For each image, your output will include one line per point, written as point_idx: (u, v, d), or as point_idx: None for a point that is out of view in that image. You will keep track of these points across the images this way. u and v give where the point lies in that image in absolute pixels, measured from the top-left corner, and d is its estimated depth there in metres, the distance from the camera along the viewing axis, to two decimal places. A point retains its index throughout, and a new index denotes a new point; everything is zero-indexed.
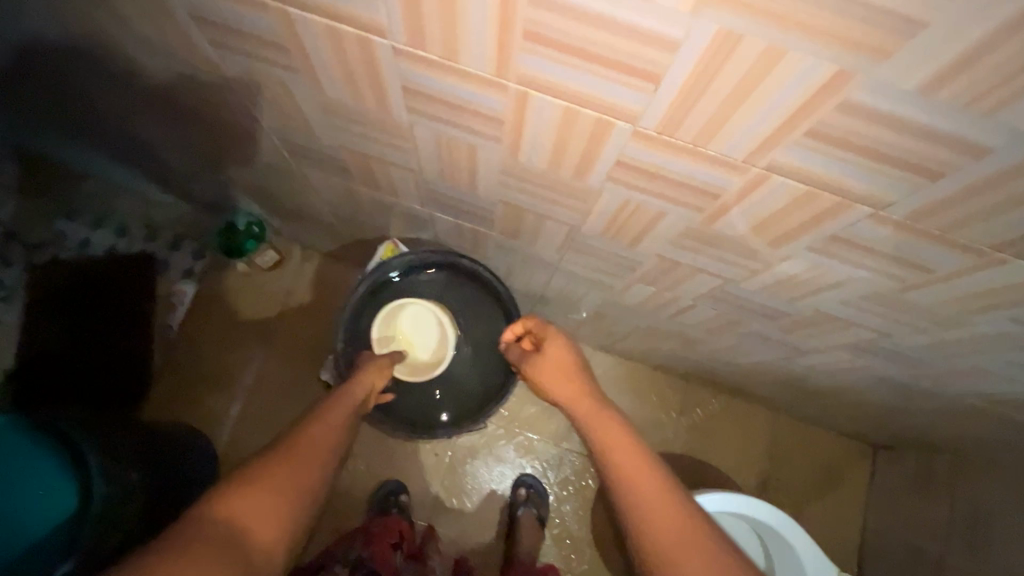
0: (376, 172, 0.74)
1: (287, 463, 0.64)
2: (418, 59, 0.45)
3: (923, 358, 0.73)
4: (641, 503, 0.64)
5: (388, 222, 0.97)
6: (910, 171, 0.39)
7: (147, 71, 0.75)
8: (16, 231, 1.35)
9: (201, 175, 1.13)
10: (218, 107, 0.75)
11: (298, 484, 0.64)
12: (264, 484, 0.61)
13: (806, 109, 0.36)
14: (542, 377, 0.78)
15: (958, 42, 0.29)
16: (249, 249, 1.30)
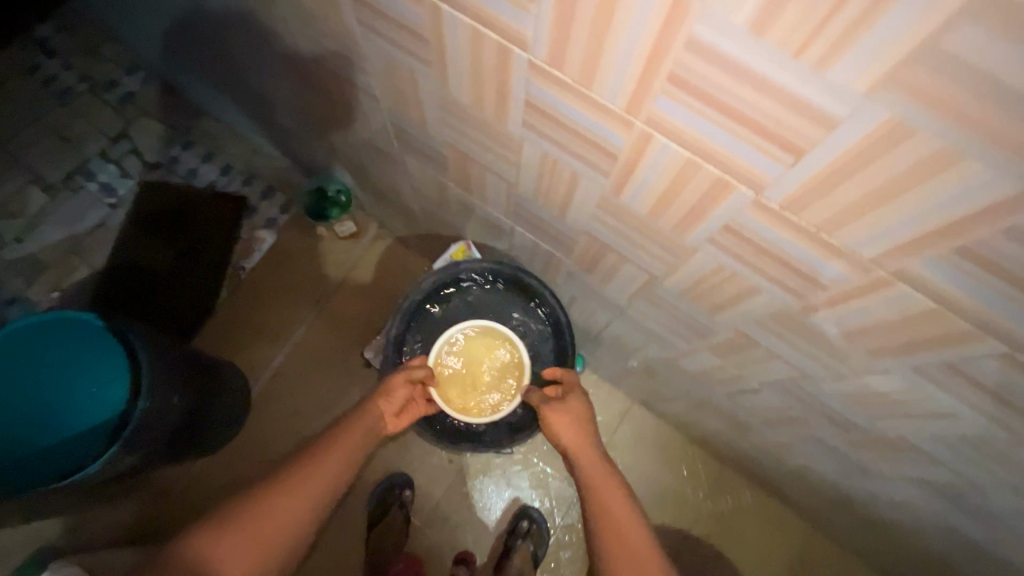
0: (472, 174, 0.75)
1: (295, 494, 0.67)
2: (551, 79, 0.45)
3: (1010, 524, 0.64)
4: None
5: (467, 224, 0.98)
6: None
7: (287, 38, 0.80)
8: (142, 149, 1.57)
9: (309, 138, 1.20)
10: (341, 81, 0.78)
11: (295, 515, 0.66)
12: (260, 523, 0.64)
13: (965, 223, 0.32)
14: (559, 423, 0.79)
15: None
16: (333, 217, 1.37)
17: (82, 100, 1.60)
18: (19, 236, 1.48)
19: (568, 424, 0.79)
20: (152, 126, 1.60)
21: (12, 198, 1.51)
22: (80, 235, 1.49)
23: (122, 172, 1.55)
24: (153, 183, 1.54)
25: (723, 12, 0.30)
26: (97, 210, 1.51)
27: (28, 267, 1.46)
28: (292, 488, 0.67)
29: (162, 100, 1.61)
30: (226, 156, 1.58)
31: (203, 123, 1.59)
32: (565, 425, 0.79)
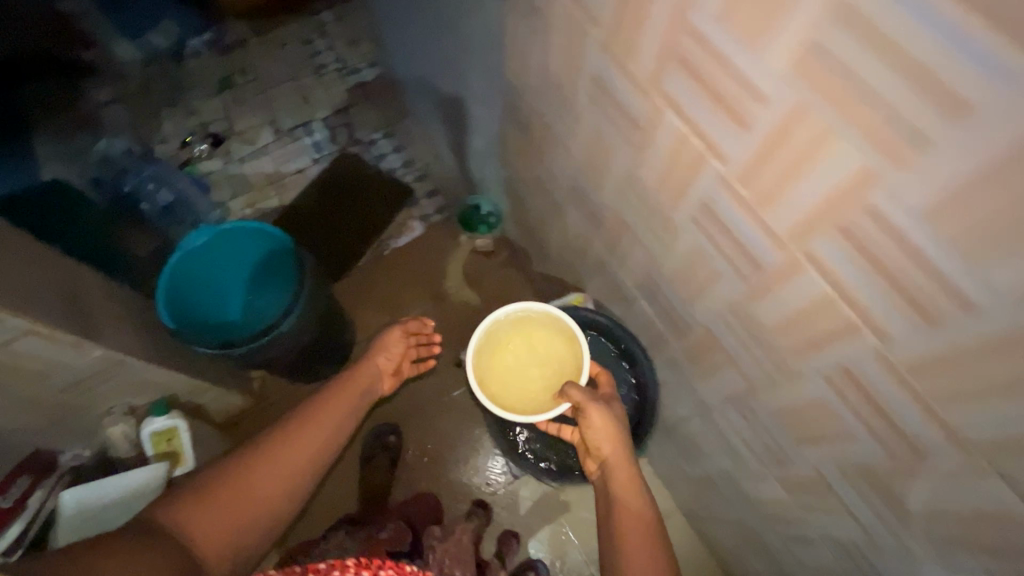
0: (623, 240, 0.85)
1: (278, 458, 0.83)
2: (734, 192, 0.54)
3: None
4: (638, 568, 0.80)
5: (593, 279, 1.08)
6: None
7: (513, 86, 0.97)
8: (353, 124, 1.89)
9: (488, 162, 1.38)
10: (543, 131, 0.93)
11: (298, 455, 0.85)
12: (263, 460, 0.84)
13: None
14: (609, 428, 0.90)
15: None
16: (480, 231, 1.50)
17: (328, 75, 1.98)
18: (242, 158, 1.84)
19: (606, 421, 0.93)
20: (367, 109, 1.92)
21: (251, 128, 1.89)
22: (283, 173, 1.81)
23: (332, 136, 1.88)
24: (351, 154, 1.84)
25: (906, 195, 0.39)
26: (304, 159, 1.83)
27: (238, 183, 1.80)
28: (279, 452, 0.84)
29: (384, 92, 1.94)
30: (412, 151, 1.85)
31: (405, 120, 1.89)
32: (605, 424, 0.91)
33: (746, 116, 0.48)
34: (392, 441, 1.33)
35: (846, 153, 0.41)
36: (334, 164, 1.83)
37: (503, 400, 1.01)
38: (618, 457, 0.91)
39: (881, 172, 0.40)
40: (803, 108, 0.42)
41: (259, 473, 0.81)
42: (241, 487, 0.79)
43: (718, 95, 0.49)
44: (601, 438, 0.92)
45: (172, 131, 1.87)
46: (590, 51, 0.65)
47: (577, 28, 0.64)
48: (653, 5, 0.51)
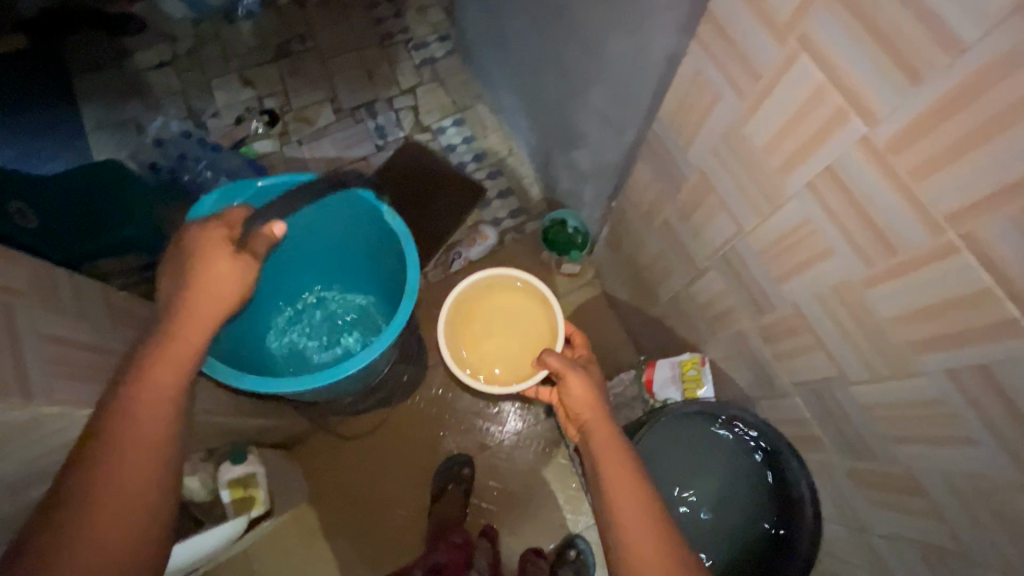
0: (788, 335, 0.71)
1: (118, 452, 0.55)
2: (1000, 379, 0.46)
3: None
4: (630, 530, 0.67)
5: (714, 344, 0.95)
6: None
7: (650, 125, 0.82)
8: (419, 108, 1.72)
9: (583, 178, 1.23)
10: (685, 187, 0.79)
11: (160, 455, 0.58)
12: (118, 445, 0.55)
13: None
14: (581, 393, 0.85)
15: None
16: (569, 256, 1.37)
17: (395, 48, 1.79)
18: (301, 141, 1.69)
19: (584, 389, 0.86)
20: (435, 92, 1.74)
21: (309, 105, 1.73)
22: (343, 160, 1.67)
23: (397, 121, 1.71)
24: (417, 142, 1.69)
25: None
26: (366, 145, 1.68)
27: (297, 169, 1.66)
28: (114, 433, 0.56)
29: (454, 74, 1.76)
30: (485, 143, 1.68)
31: (478, 107, 1.71)
32: (585, 389, 0.85)
33: None
34: (464, 473, 1.28)
35: None
36: (398, 152, 1.68)
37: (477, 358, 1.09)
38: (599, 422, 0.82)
39: None
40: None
41: (102, 479, 0.53)
42: (92, 495, 0.52)
43: None
44: (579, 403, 0.85)
45: (226, 104, 1.72)
46: (833, 143, 0.50)
47: (826, 116, 0.49)
48: (997, 156, 0.38)
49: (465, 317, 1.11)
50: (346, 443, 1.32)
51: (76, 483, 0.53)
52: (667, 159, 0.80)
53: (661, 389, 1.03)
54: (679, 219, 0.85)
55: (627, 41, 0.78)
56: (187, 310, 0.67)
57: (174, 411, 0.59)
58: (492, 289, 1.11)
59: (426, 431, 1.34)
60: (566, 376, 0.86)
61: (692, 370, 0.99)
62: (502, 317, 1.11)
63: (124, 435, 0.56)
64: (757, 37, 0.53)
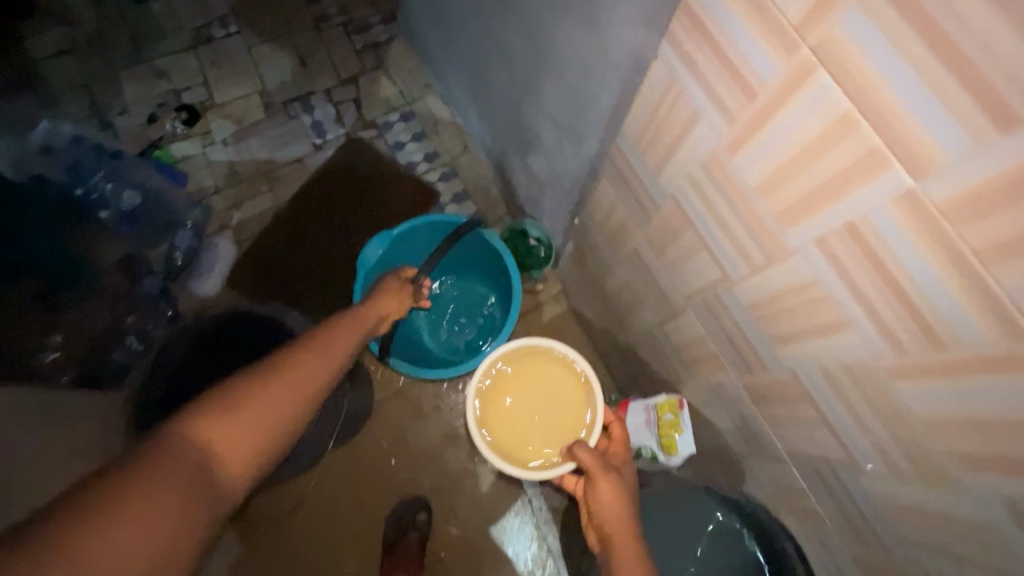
0: (783, 402, 0.59)
1: (247, 419, 0.57)
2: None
3: None
4: None
5: (693, 387, 0.82)
6: None
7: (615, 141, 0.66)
8: (362, 101, 1.53)
9: (543, 187, 1.07)
10: (657, 218, 0.64)
11: (270, 438, 0.58)
12: (249, 413, 0.57)
13: None
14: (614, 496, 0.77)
15: None
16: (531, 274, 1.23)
17: (333, 32, 1.58)
18: (227, 141, 1.48)
19: (614, 494, 0.78)
20: (379, 83, 1.54)
21: (234, 99, 1.51)
22: (276, 163, 1.47)
23: (337, 116, 1.52)
24: (361, 141, 1.50)
25: None
26: (301, 145, 1.49)
27: (222, 174, 1.45)
28: (268, 398, 0.59)
29: (400, 61, 1.56)
30: (437, 140, 1.50)
31: (428, 99, 1.53)
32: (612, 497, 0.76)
33: None
34: (420, 519, 1.15)
35: None
36: (340, 153, 1.49)
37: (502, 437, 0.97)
38: (625, 533, 0.75)
39: None
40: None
41: (218, 437, 0.54)
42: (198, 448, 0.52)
43: None
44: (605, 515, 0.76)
45: (136, 100, 1.49)
46: (858, 196, 0.37)
47: (850, 159, 0.36)
48: None
49: (489, 390, 0.99)
50: (285, 491, 1.16)
51: (198, 431, 0.54)
52: (635, 183, 0.65)
53: (635, 435, 0.90)
54: (650, 251, 0.71)
55: (583, 38, 0.63)
56: (355, 316, 0.83)
57: (308, 408, 0.63)
58: (517, 358, 1.00)
59: (375, 472, 1.19)
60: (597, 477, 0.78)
61: (669, 414, 0.87)
62: (529, 390, 0.99)
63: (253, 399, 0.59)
64: (757, 45, 0.38)
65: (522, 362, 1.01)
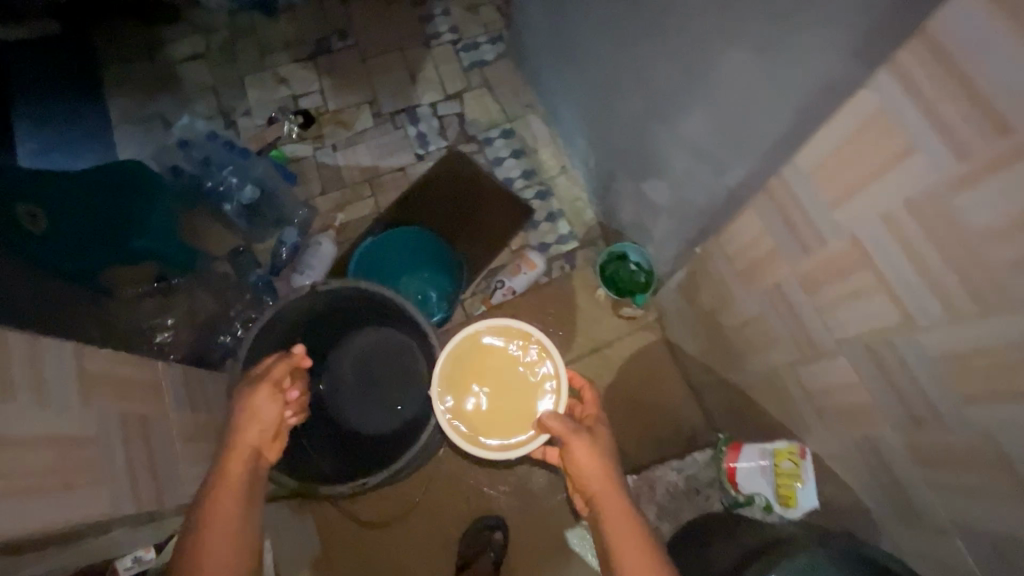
0: (960, 456, 0.54)
1: (248, 405, 0.68)
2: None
3: None
4: None
5: (822, 436, 0.77)
6: None
7: (780, 173, 0.63)
8: (465, 117, 1.57)
9: (654, 214, 1.05)
10: (829, 255, 0.60)
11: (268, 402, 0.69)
12: (252, 396, 0.69)
13: None
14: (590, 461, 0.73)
15: None
16: (633, 298, 1.20)
17: (441, 49, 1.63)
18: (335, 146, 1.55)
19: (591, 456, 0.73)
20: (483, 99, 1.58)
21: (346, 108, 1.59)
22: (380, 170, 1.53)
23: (440, 129, 1.56)
24: (460, 154, 1.53)
25: None
26: (405, 154, 1.54)
27: (328, 177, 1.51)
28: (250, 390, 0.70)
29: (504, 80, 1.59)
30: (535, 158, 1.52)
31: (528, 118, 1.55)
32: (592, 457, 0.73)
33: None
34: (495, 538, 1.12)
35: None
36: (438, 164, 1.52)
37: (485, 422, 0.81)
38: (608, 494, 0.72)
39: None
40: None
41: (255, 414, 0.68)
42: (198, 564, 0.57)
43: None
44: (588, 477, 0.73)
45: (260, 104, 1.59)
46: None
47: None
48: None
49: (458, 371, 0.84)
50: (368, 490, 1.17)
51: (243, 417, 0.68)
52: (799, 217, 0.62)
53: (749, 483, 0.85)
54: (800, 287, 0.67)
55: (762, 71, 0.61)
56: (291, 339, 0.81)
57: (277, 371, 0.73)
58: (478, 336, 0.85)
59: (455, 486, 1.17)
60: (575, 446, 0.73)
61: (789, 462, 0.81)
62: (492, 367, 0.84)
63: (226, 482, 0.62)
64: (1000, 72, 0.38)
65: (484, 350, 0.84)
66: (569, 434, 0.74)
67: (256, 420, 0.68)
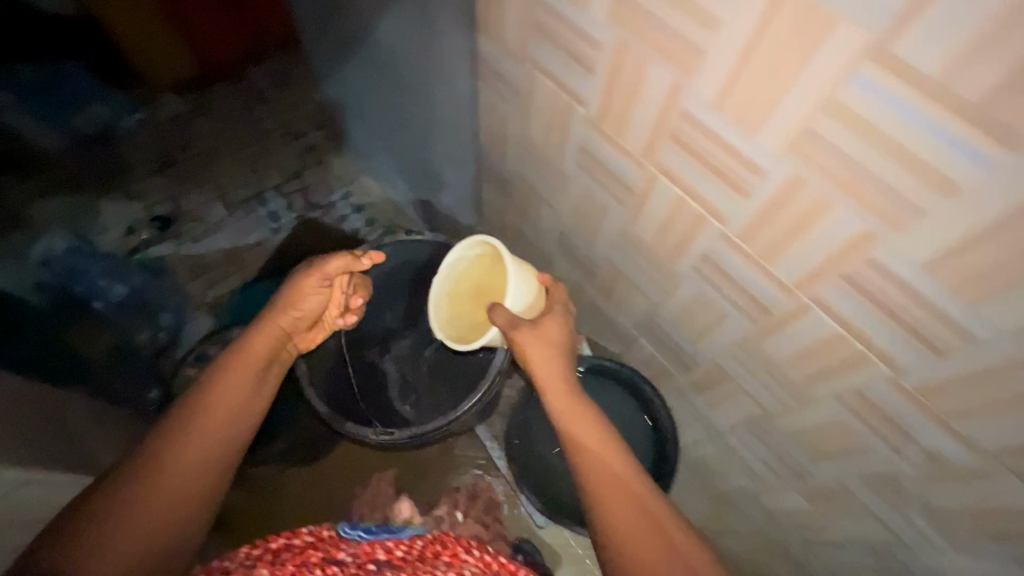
0: (616, 287, 0.89)
1: (292, 295, 0.79)
2: (734, 245, 0.58)
3: None
4: (608, 494, 0.62)
5: (585, 323, 1.10)
6: None
7: (488, 153, 0.99)
8: (309, 191, 1.86)
9: (459, 217, 1.39)
10: (525, 193, 0.95)
11: (299, 293, 0.79)
12: (291, 288, 0.79)
13: None
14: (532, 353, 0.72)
15: None
16: None
17: (276, 142, 1.93)
18: (196, 239, 1.76)
19: (542, 346, 0.72)
20: (321, 173, 1.89)
21: (200, 206, 1.82)
22: (241, 249, 1.76)
23: (288, 205, 1.83)
24: (310, 220, 1.81)
25: (906, 249, 0.43)
26: (260, 231, 1.78)
27: (194, 264, 1.72)
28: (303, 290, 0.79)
29: (336, 155, 1.91)
30: (374, 209, 1.84)
31: (362, 179, 1.88)
32: (541, 352, 0.72)
33: (742, 184, 0.52)
34: None
35: (847, 213, 0.45)
36: (293, 232, 1.79)
37: (453, 327, 0.84)
38: (559, 389, 0.71)
39: (878, 233, 0.44)
40: (839, 152, 0.42)
41: (304, 296, 0.80)
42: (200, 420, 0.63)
43: (714, 166, 0.54)
44: (538, 365, 0.72)
45: (116, 219, 1.77)
46: (581, 125, 0.68)
47: (562, 113, 0.70)
48: (643, 103, 0.56)
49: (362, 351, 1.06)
50: None
51: (294, 289, 0.79)
52: (505, 175, 0.98)
53: None
54: (528, 222, 1.02)
55: (460, 94, 0.98)
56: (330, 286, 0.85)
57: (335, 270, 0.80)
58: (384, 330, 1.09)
59: None
60: (524, 337, 0.72)
61: None
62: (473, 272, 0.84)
63: (250, 352, 0.72)
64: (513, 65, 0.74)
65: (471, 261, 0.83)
66: (517, 328, 0.72)
67: (298, 303, 0.79)
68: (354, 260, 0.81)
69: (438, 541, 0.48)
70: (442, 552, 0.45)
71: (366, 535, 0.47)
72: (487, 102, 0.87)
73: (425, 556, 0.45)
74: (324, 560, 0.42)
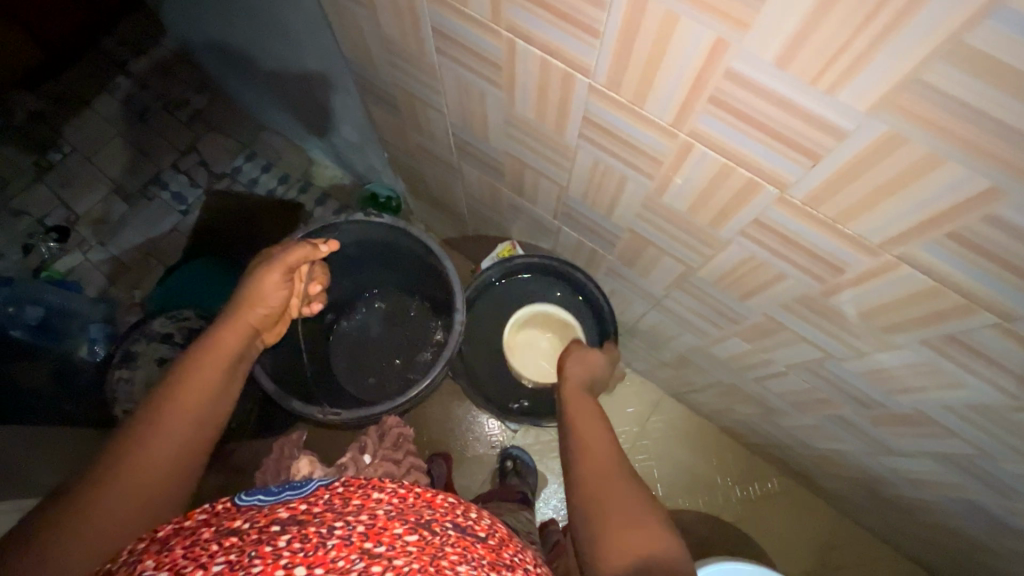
0: (524, 179, 0.84)
1: (254, 292, 0.70)
2: (607, 97, 0.54)
3: (1011, 483, 0.71)
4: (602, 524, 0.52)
5: (514, 226, 1.06)
6: (961, 308, 0.49)
7: (360, 66, 0.89)
8: (208, 160, 1.69)
9: (366, 148, 1.29)
10: (411, 102, 0.87)
11: (265, 288, 0.71)
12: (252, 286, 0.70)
13: (942, 217, 0.42)
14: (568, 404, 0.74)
15: (947, 199, 0.40)
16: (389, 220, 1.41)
17: (155, 115, 1.73)
18: (103, 241, 1.63)
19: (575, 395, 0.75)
20: (215, 138, 1.71)
21: (95, 205, 1.65)
22: (154, 239, 1.63)
23: (191, 181, 1.68)
24: (219, 192, 1.67)
25: (756, 51, 0.40)
26: (169, 217, 1.64)
27: (110, 267, 1.60)
28: (265, 285, 0.71)
29: (226, 114, 1.73)
30: (284, 164, 1.70)
31: (261, 134, 1.72)
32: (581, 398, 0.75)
33: (592, 23, 0.47)
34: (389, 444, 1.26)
35: (693, 28, 0.41)
36: (204, 209, 1.65)
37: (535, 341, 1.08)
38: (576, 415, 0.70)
39: (727, 39, 0.40)
40: None
41: (267, 291, 0.71)
42: (147, 437, 0.51)
43: (559, 11, 0.48)
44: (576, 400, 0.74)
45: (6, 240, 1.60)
46: (427, 4, 0.60)
47: None
48: None
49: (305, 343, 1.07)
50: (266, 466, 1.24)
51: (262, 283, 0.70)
52: (384, 86, 0.88)
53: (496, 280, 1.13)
54: (425, 133, 0.94)
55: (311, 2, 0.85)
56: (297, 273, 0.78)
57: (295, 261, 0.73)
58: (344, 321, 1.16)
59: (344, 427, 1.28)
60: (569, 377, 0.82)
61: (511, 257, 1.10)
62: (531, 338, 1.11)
63: (221, 347, 0.63)
64: None
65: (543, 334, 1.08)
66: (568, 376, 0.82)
67: (264, 296, 0.71)
68: (314, 250, 0.75)
69: (353, 484, 0.45)
70: (353, 496, 0.43)
71: (268, 498, 0.44)
72: (335, 5, 0.76)
73: (333, 505, 0.42)
74: (216, 535, 0.40)
